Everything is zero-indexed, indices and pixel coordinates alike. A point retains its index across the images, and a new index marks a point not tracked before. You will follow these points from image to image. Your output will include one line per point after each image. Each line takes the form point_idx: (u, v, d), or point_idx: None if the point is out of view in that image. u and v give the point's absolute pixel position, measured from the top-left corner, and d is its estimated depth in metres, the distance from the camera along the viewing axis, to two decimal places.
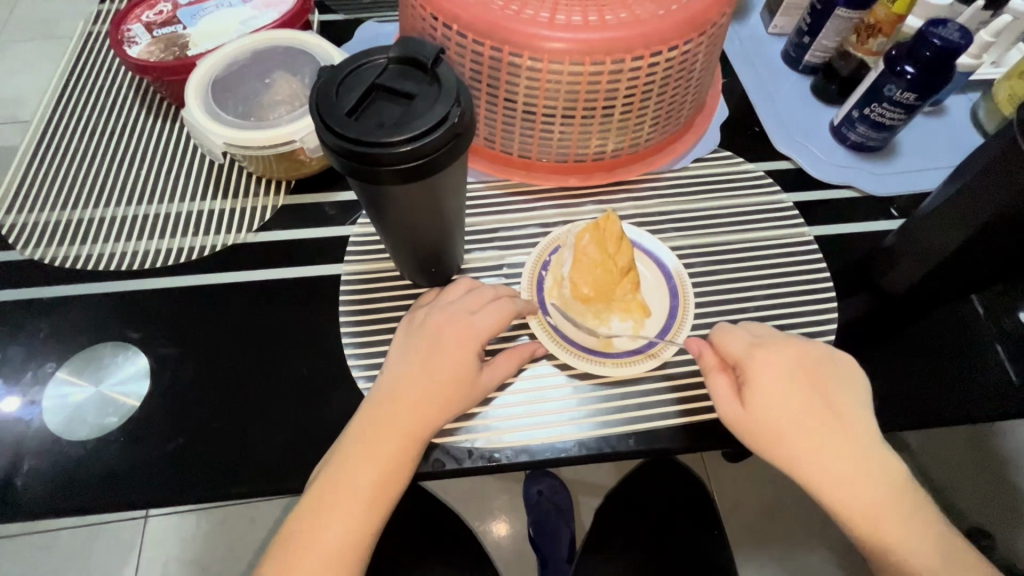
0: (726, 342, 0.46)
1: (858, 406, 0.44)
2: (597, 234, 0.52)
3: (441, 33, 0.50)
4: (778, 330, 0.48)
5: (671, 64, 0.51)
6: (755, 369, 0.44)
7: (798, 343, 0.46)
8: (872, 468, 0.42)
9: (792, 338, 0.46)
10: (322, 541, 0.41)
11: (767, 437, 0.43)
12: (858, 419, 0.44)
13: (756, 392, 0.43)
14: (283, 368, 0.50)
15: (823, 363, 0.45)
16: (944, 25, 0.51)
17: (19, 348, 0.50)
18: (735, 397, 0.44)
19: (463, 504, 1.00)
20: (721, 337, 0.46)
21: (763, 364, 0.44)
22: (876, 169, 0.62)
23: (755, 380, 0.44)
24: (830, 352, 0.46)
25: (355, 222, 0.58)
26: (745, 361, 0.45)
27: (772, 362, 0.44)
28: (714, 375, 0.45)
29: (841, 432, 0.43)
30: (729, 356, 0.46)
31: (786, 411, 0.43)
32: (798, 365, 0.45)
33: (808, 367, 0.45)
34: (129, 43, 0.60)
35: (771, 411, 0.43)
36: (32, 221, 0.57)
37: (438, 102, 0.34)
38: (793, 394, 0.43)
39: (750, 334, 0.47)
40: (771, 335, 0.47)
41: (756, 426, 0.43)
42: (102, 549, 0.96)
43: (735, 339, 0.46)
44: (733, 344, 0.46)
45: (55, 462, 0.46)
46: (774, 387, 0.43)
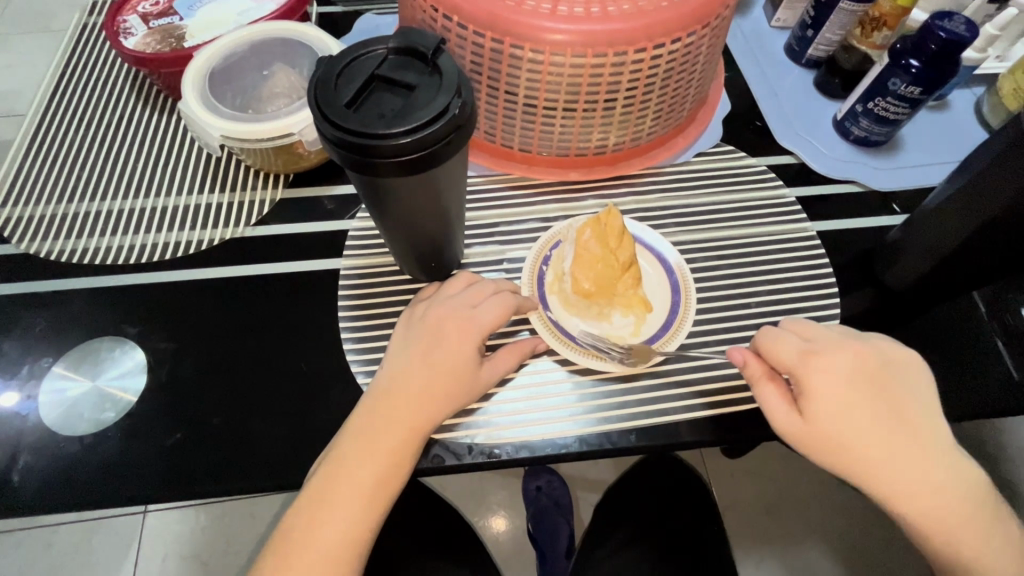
0: (778, 352, 0.44)
1: (921, 407, 0.44)
2: (598, 228, 0.51)
3: (441, 24, 0.50)
4: (830, 332, 0.46)
5: (675, 57, 0.50)
6: (814, 379, 0.43)
7: (854, 348, 0.44)
8: (939, 471, 0.42)
9: (846, 342, 0.45)
10: (320, 536, 0.41)
11: (832, 448, 0.42)
12: (922, 421, 0.43)
13: (817, 402, 0.42)
14: (282, 363, 0.50)
15: (882, 366, 0.44)
16: (950, 18, 0.51)
17: (15, 343, 0.50)
18: (791, 408, 0.43)
19: (463, 500, 1.00)
20: (772, 347, 0.45)
21: (822, 373, 0.43)
22: (879, 165, 0.62)
23: (815, 390, 0.42)
24: (885, 351, 0.45)
25: (354, 217, 0.58)
26: (803, 372, 0.43)
27: (831, 372, 0.43)
28: (764, 386, 0.44)
29: (906, 439, 0.42)
30: (781, 364, 0.44)
31: (850, 422, 0.42)
32: (855, 373, 0.43)
33: (867, 373, 0.43)
34: (125, 35, 0.60)
35: (834, 423, 0.42)
36: (27, 215, 0.56)
37: (439, 93, 0.34)
38: (856, 404, 0.42)
39: (801, 341, 0.45)
40: (824, 340, 0.45)
41: (818, 437, 0.42)
42: (101, 544, 0.95)
43: (787, 349, 0.44)
44: (788, 354, 0.44)
45: (53, 457, 0.45)
46: (835, 397, 0.42)
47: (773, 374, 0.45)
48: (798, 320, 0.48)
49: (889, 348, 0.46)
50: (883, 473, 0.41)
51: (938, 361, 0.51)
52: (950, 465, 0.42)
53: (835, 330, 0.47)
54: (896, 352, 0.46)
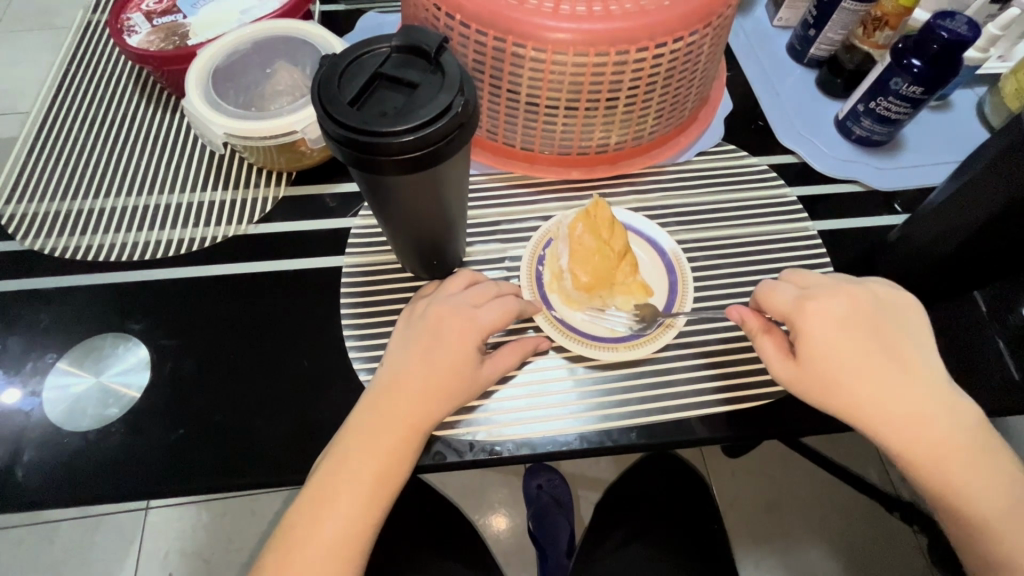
0: (772, 300, 0.45)
1: (916, 347, 0.44)
2: (588, 222, 0.51)
3: (444, 23, 0.50)
4: (827, 279, 0.47)
5: (676, 56, 0.50)
6: (808, 322, 0.43)
7: (850, 291, 0.45)
8: (934, 407, 0.42)
9: (842, 286, 0.45)
10: (322, 531, 0.41)
11: (827, 389, 0.42)
12: (916, 360, 0.43)
13: (810, 344, 0.43)
14: (284, 359, 0.50)
15: (878, 308, 0.45)
16: (952, 17, 0.51)
17: (19, 339, 0.50)
18: (787, 355, 0.44)
19: (463, 498, 1.01)
20: (767, 295, 0.46)
21: (815, 315, 0.43)
22: (880, 164, 0.62)
23: (809, 332, 0.43)
24: (883, 298, 0.46)
25: (357, 214, 0.58)
26: (796, 316, 0.44)
27: (823, 315, 0.43)
28: (761, 337, 0.45)
29: (901, 375, 0.42)
30: (777, 311, 0.45)
31: (844, 361, 0.42)
32: (851, 314, 0.44)
33: (862, 315, 0.44)
34: (129, 32, 0.60)
35: (826, 363, 0.42)
36: (31, 212, 0.56)
37: (441, 91, 0.34)
38: (850, 344, 0.42)
39: (796, 288, 0.46)
40: (819, 285, 0.45)
41: (812, 377, 0.43)
42: (103, 540, 0.96)
43: (782, 295, 0.45)
44: (782, 299, 0.45)
45: (57, 453, 0.45)
46: (828, 339, 0.43)
47: (770, 325, 0.45)
48: (796, 271, 0.49)
49: (885, 292, 0.46)
50: (875, 408, 0.41)
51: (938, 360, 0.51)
52: (948, 403, 0.42)
53: (833, 277, 0.47)
54: (893, 297, 0.46)
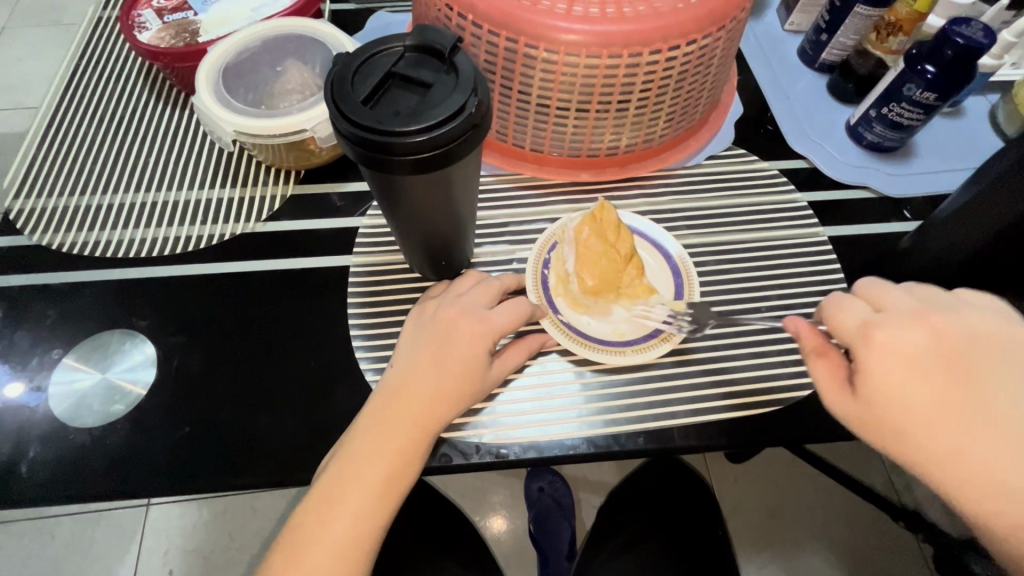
0: (838, 322, 0.39)
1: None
2: (594, 225, 0.51)
3: (455, 22, 0.50)
4: (910, 301, 0.39)
5: (689, 59, 0.50)
6: (873, 354, 0.37)
7: (937, 321, 0.37)
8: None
9: (931, 314, 0.38)
10: (328, 534, 0.41)
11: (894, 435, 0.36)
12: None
13: (875, 381, 0.37)
14: (291, 358, 0.50)
15: (979, 344, 0.37)
16: (967, 24, 0.50)
17: (25, 334, 0.50)
18: (843, 387, 0.39)
19: (464, 499, 1.00)
20: (832, 317, 0.40)
21: (882, 347, 0.37)
22: (892, 170, 0.61)
23: (874, 366, 0.37)
24: (983, 328, 0.38)
25: (365, 214, 0.58)
26: (859, 345, 0.38)
27: (897, 346, 0.37)
28: (812, 361, 0.40)
29: (999, 430, 0.34)
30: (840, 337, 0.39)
31: (917, 402, 0.35)
32: (935, 348, 0.36)
33: (952, 350, 0.36)
34: (140, 29, 0.60)
35: (890, 403, 0.36)
36: (39, 207, 0.56)
37: (456, 91, 0.33)
38: (929, 384, 0.36)
39: (869, 311, 0.39)
40: (899, 310, 0.39)
41: (876, 419, 0.37)
42: (103, 536, 0.96)
43: (849, 320, 0.39)
44: (849, 323, 0.39)
45: (62, 449, 0.45)
46: (899, 376, 0.36)
47: (827, 348, 0.40)
48: (876, 283, 0.42)
49: (996, 325, 0.38)
50: (951, 462, 0.34)
51: None
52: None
53: (921, 298, 0.40)
54: (1005, 330, 0.38)
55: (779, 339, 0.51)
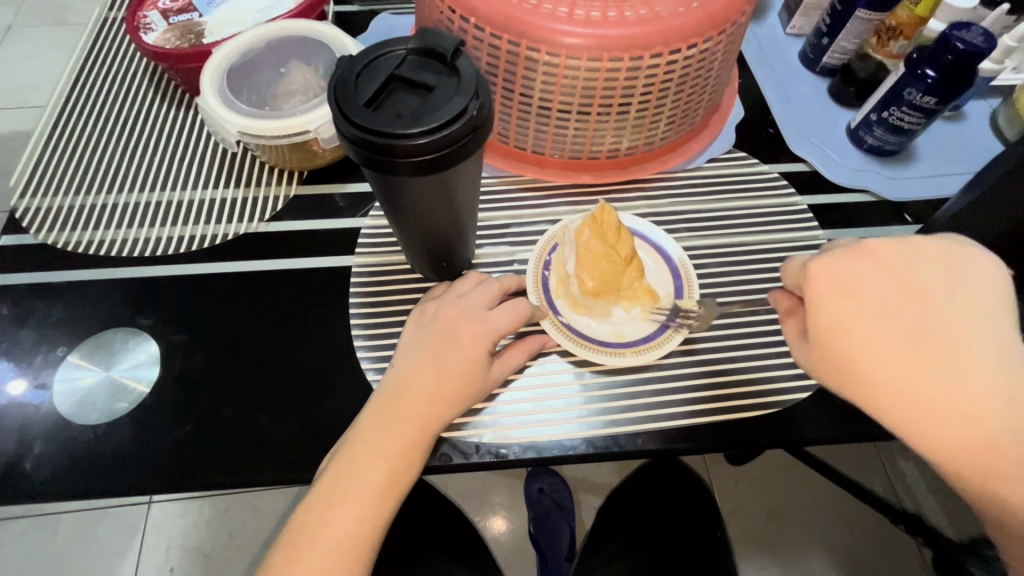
0: (793, 276, 0.40)
1: (983, 322, 0.34)
2: (595, 227, 0.52)
3: (458, 25, 0.50)
4: (856, 240, 0.39)
5: (690, 63, 0.50)
6: (817, 292, 0.36)
7: (884, 253, 0.36)
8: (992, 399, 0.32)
9: (879, 246, 0.37)
10: (330, 531, 0.41)
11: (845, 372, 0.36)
12: (979, 338, 0.33)
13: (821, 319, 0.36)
14: (292, 356, 0.50)
15: (923, 271, 0.36)
16: (968, 29, 0.50)
17: (31, 331, 0.51)
18: (805, 337, 0.39)
19: (464, 498, 1.01)
20: (788, 269, 0.40)
21: (827, 286, 0.36)
22: (892, 174, 0.62)
23: (818, 305, 0.36)
24: (926, 249, 0.37)
25: (367, 215, 0.58)
26: (805, 287, 0.37)
27: (841, 282, 0.36)
28: (787, 322, 0.41)
29: (943, 355, 0.33)
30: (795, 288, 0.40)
31: (864, 337, 0.35)
32: (880, 280, 0.36)
33: (900, 280, 0.35)
34: (145, 30, 0.60)
35: (841, 342, 0.35)
36: (45, 206, 0.57)
37: (457, 94, 0.34)
38: (876, 316, 0.35)
39: (812, 254, 0.39)
40: (844, 247, 0.38)
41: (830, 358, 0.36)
42: (106, 532, 0.96)
43: (797, 267, 0.39)
44: (800, 268, 0.39)
45: (66, 445, 0.46)
46: (847, 312, 0.35)
47: (799, 308, 0.41)
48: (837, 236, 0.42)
49: (950, 251, 0.37)
50: (899, 396, 0.34)
51: None
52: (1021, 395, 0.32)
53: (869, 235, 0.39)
54: (954, 254, 0.36)
55: (778, 341, 0.51)
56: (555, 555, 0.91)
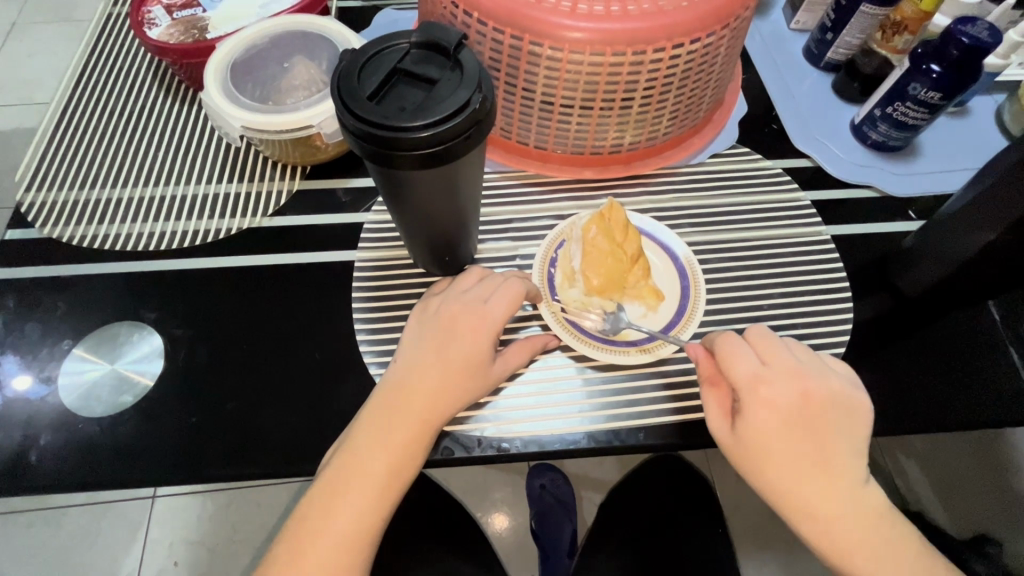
0: (731, 369, 0.42)
1: (857, 446, 0.41)
2: (603, 224, 0.52)
3: (461, 20, 0.50)
4: (790, 356, 0.43)
5: (693, 57, 0.50)
6: (752, 403, 0.41)
7: (809, 380, 0.42)
8: (853, 507, 0.40)
9: (805, 371, 0.42)
10: (332, 524, 0.41)
11: (751, 466, 0.41)
12: (852, 459, 0.41)
13: (748, 424, 0.41)
14: (296, 352, 0.50)
15: (829, 405, 0.42)
16: (973, 24, 0.50)
17: (37, 325, 0.51)
18: (726, 416, 0.43)
19: (466, 494, 1.01)
20: (722, 359, 0.43)
21: (764, 401, 0.41)
22: (897, 170, 0.61)
23: (749, 413, 0.41)
24: (839, 388, 0.42)
25: (370, 210, 0.58)
26: (744, 395, 0.41)
27: (772, 401, 0.41)
28: (704, 389, 0.44)
29: (828, 472, 0.40)
30: (731, 380, 0.42)
31: (773, 447, 0.40)
32: (800, 404, 0.41)
33: (813, 408, 0.41)
34: (150, 25, 0.61)
35: (760, 445, 0.40)
36: (50, 201, 0.57)
37: (460, 87, 0.34)
38: (788, 435, 0.40)
39: (757, 362, 0.42)
40: (781, 366, 0.42)
41: (744, 454, 0.41)
42: (111, 526, 0.97)
43: (741, 371, 0.42)
44: (737, 369, 0.42)
45: (73, 438, 0.46)
46: (770, 425, 0.40)
47: (719, 378, 0.44)
48: (763, 330, 0.45)
49: (847, 391, 0.43)
50: (787, 495, 0.40)
51: (946, 367, 0.51)
52: (875, 504, 0.40)
53: (798, 355, 0.44)
54: (851, 395, 0.43)
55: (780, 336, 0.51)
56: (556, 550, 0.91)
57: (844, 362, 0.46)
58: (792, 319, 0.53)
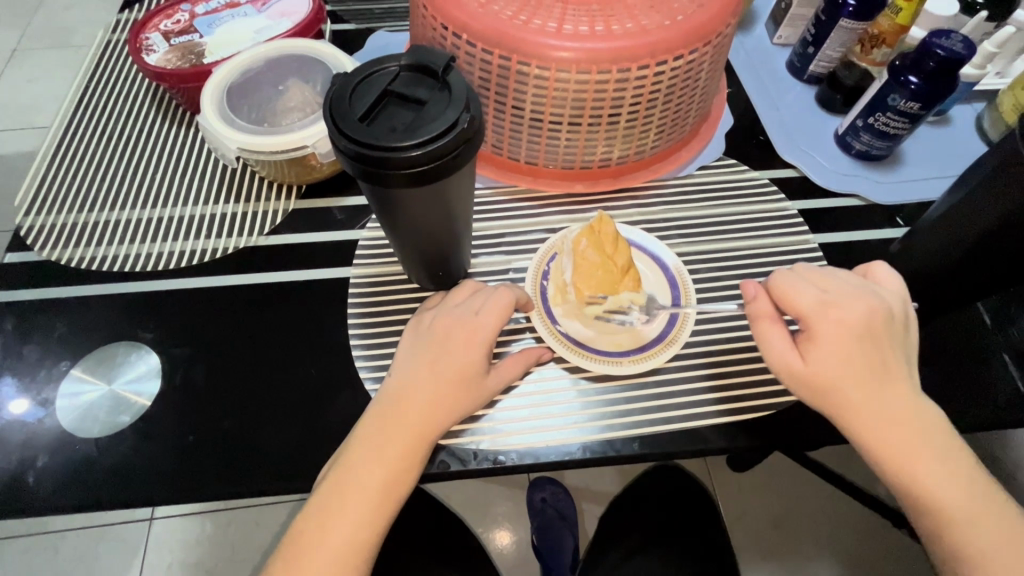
0: (794, 297, 0.44)
1: (912, 361, 0.44)
2: (593, 237, 0.52)
3: (450, 42, 0.52)
4: (844, 282, 0.45)
5: (677, 73, 0.52)
6: (822, 326, 0.42)
7: (871, 301, 0.43)
8: (913, 415, 0.42)
9: (864, 293, 0.44)
10: (329, 539, 0.41)
11: (823, 391, 0.42)
12: (909, 375, 0.43)
13: (819, 349, 0.42)
14: (293, 369, 0.51)
15: (889, 323, 0.43)
16: (947, 36, 0.52)
17: (35, 348, 0.51)
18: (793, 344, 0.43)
19: (466, 509, 1.01)
20: (780, 294, 0.44)
21: (834, 324, 0.42)
22: (881, 178, 0.63)
23: (820, 337, 0.42)
24: (893, 309, 0.45)
25: (365, 227, 0.59)
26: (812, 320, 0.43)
27: (842, 323, 0.42)
28: (764, 327, 0.44)
29: (890, 384, 0.42)
30: (795, 310, 0.44)
31: (847, 368, 0.42)
32: (867, 324, 0.42)
33: (877, 325, 0.43)
34: (148, 51, 0.62)
35: (832, 370, 0.42)
36: (50, 224, 0.58)
37: (449, 107, 0.35)
38: (858, 354, 0.42)
39: (819, 289, 0.44)
40: (841, 290, 0.44)
41: (815, 381, 0.42)
42: (108, 550, 0.96)
43: (805, 297, 0.43)
44: (797, 298, 0.44)
45: (70, 459, 0.46)
46: (842, 348, 0.42)
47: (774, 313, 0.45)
48: (810, 265, 0.47)
49: (898, 309, 0.45)
50: (862, 411, 0.41)
51: (933, 375, 0.52)
52: (923, 416, 0.42)
53: (851, 279, 0.46)
54: (903, 311, 0.45)
55: None
56: (557, 562, 0.90)
57: (894, 276, 0.47)
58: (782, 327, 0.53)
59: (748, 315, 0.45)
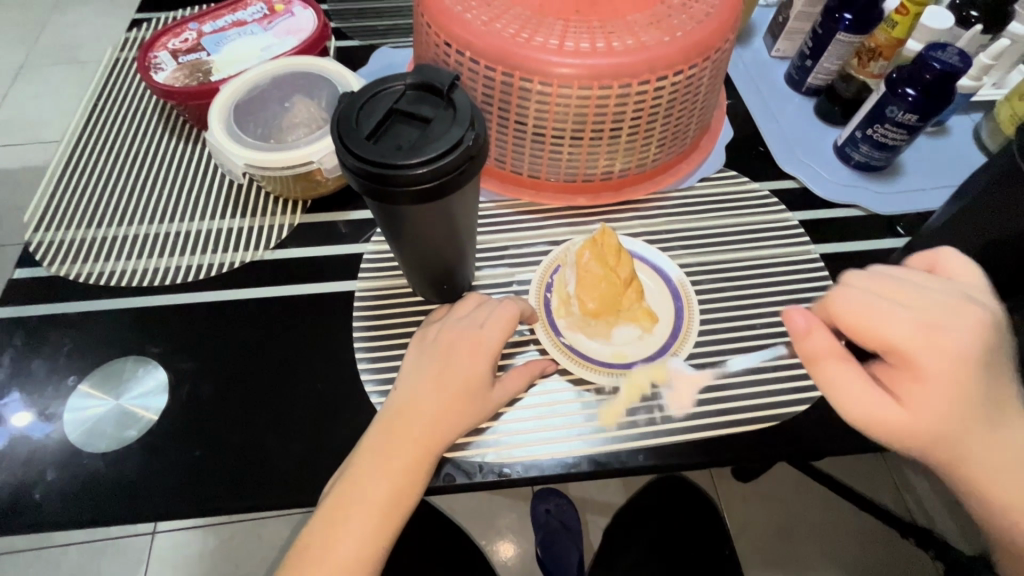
0: (884, 329, 0.37)
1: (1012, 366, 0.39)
2: (595, 249, 0.53)
3: (454, 59, 0.53)
4: (927, 291, 0.39)
5: (677, 88, 0.53)
6: (921, 361, 0.37)
7: (967, 311, 0.38)
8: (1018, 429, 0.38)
9: (954, 302, 0.38)
10: (336, 553, 0.41)
11: (925, 437, 0.37)
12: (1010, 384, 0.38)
13: (919, 391, 0.37)
14: (299, 382, 0.51)
15: (988, 331, 0.38)
16: (943, 50, 0.53)
17: (43, 363, 0.52)
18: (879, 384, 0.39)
19: (470, 522, 1.00)
20: (853, 329, 0.38)
21: (933, 355, 0.36)
22: (880, 189, 0.63)
23: (923, 377, 0.37)
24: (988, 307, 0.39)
25: (370, 240, 0.60)
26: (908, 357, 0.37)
27: (947, 353, 0.36)
28: (837, 366, 0.39)
29: (992, 404, 0.37)
30: (883, 343, 0.37)
31: (952, 405, 0.37)
32: (973, 344, 0.37)
33: (980, 342, 0.37)
34: (156, 70, 0.63)
35: (939, 412, 0.37)
36: (58, 240, 0.59)
37: (454, 125, 0.36)
38: (963, 385, 0.36)
39: (908, 311, 0.37)
40: (931, 304, 0.38)
41: (918, 426, 0.37)
42: (110, 564, 0.96)
43: (896, 327, 0.37)
44: (883, 333, 0.37)
45: (78, 474, 0.47)
46: (946, 385, 0.36)
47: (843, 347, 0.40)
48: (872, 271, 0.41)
49: (986, 303, 0.40)
50: (965, 446, 0.37)
51: None
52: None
53: (930, 284, 0.40)
54: (993, 307, 0.40)
55: (773, 355, 0.52)
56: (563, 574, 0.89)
57: (969, 268, 0.41)
58: (785, 337, 0.53)
59: (803, 355, 0.41)
